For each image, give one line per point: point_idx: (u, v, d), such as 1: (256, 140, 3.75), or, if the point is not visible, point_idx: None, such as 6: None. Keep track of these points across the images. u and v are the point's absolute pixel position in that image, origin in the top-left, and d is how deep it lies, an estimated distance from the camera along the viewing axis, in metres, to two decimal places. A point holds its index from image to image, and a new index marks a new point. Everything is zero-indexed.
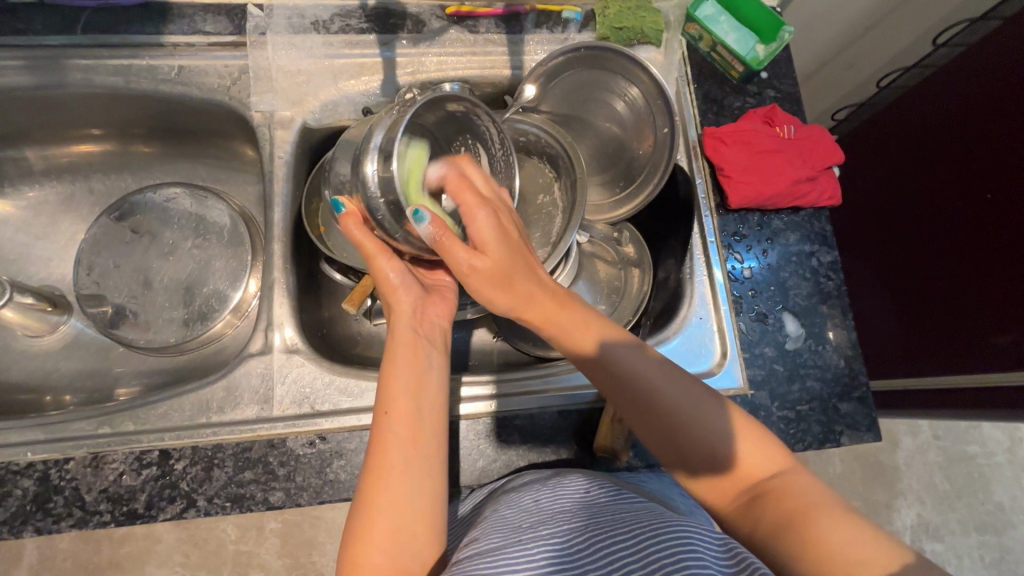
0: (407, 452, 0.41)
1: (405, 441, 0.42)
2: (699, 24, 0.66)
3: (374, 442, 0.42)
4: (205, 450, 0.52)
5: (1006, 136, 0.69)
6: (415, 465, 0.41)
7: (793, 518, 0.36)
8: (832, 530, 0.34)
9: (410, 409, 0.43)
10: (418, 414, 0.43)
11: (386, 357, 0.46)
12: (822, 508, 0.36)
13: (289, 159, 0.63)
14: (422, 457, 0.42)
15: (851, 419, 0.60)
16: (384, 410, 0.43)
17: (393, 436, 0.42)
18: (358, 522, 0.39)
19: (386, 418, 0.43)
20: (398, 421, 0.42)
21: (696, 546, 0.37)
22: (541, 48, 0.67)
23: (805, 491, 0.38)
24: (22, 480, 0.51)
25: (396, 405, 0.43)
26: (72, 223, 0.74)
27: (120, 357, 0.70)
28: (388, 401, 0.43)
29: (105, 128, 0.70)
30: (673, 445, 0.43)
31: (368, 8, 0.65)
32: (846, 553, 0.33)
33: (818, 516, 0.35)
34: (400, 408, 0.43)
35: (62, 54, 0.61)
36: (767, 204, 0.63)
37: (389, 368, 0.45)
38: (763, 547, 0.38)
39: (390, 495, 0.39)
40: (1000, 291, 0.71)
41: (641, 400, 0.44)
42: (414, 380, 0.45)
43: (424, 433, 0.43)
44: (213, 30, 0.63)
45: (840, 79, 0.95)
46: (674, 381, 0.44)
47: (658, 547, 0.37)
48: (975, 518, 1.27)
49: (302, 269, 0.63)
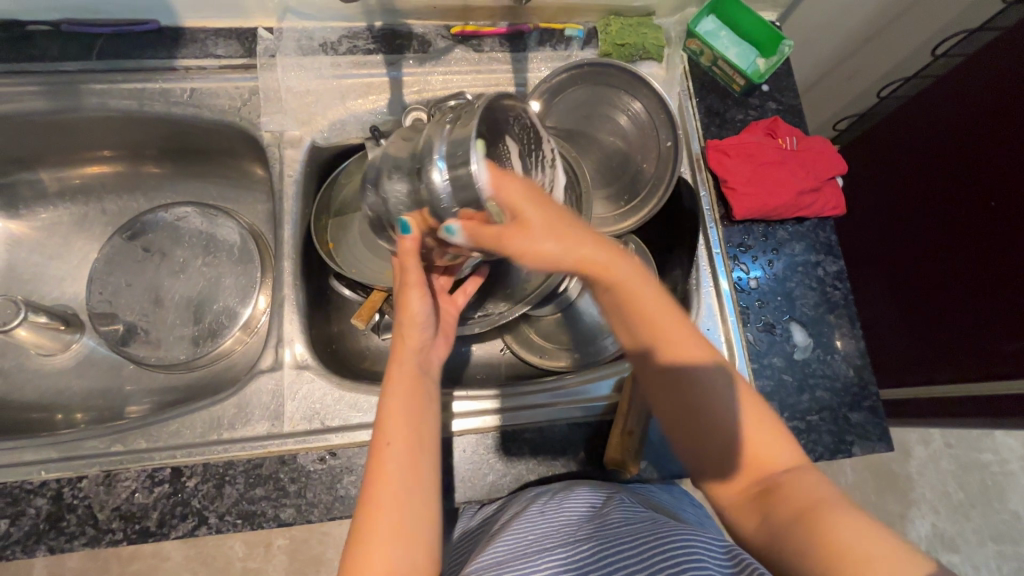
0: (407, 484, 0.41)
1: (407, 471, 0.42)
2: (699, 40, 0.67)
3: (370, 473, 0.41)
4: (215, 467, 0.52)
5: (1006, 145, 0.70)
6: (416, 493, 0.41)
7: (809, 510, 0.35)
8: (849, 522, 0.33)
9: (409, 440, 0.43)
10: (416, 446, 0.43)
11: (384, 388, 0.46)
12: (833, 505, 0.35)
13: (298, 177, 0.64)
14: (419, 492, 0.41)
15: (862, 429, 0.59)
16: (386, 441, 0.43)
17: (392, 466, 0.41)
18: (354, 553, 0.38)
19: (387, 449, 0.42)
20: (398, 452, 0.42)
21: (697, 550, 0.37)
22: (544, 66, 0.68)
23: (819, 487, 0.37)
24: (35, 499, 0.51)
25: (397, 436, 0.43)
26: (85, 243, 0.75)
27: (131, 375, 0.70)
28: (387, 434, 0.43)
29: (119, 150, 0.72)
30: (695, 442, 0.42)
31: (374, 29, 0.66)
32: (864, 545, 0.32)
33: (825, 514, 0.35)
34: (401, 440, 0.43)
35: (79, 80, 0.62)
36: (771, 215, 0.64)
37: (388, 403, 0.45)
38: (773, 544, 0.36)
39: (392, 522, 0.39)
40: (1008, 297, 0.71)
41: (691, 389, 0.43)
42: (416, 415, 0.45)
43: (424, 466, 0.43)
44: (224, 53, 0.65)
45: (840, 90, 0.96)
46: (731, 382, 0.43)
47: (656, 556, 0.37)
48: (992, 528, 1.24)
49: (312, 286, 0.64)
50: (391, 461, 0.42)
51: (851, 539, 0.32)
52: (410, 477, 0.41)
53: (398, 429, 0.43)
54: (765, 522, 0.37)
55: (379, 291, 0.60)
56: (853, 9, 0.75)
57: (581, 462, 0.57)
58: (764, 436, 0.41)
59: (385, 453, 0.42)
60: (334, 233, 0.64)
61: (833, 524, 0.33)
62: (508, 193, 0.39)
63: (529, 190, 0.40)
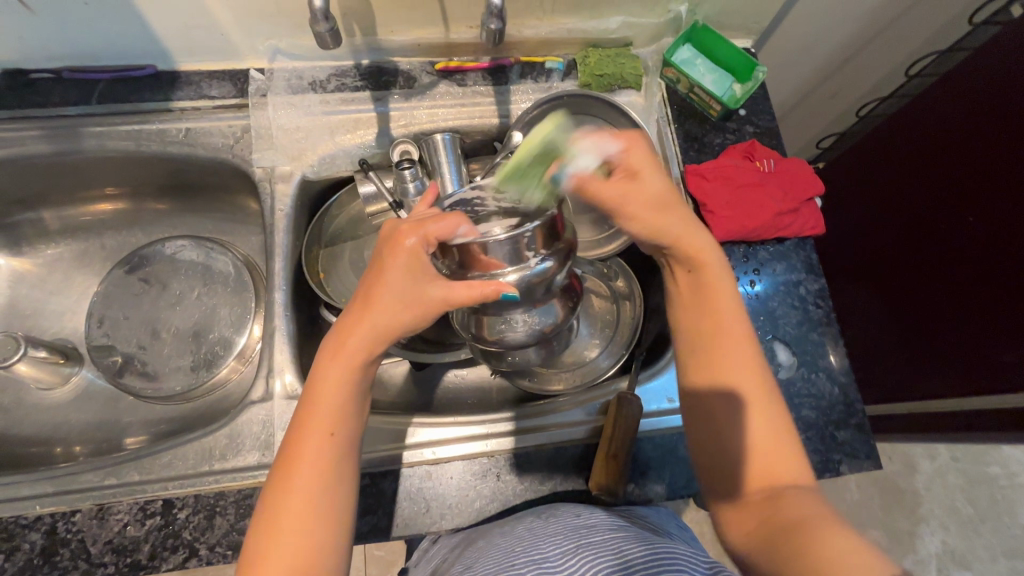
0: (320, 483, 0.40)
1: (330, 472, 0.41)
2: (675, 68, 0.69)
3: (292, 451, 0.41)
4: (207, 498, 0.53)
5: (983, 161, 0.71)
6: (338, 498, 0.41)
7: (802, 522, 0.36)
8: (842, 537, 0.33)
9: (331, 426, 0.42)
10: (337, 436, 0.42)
11: (325, 347, 0.44)
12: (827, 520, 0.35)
13: (289, 211, 0.66)
14: (336, 501, 0.40)
15: (850, 447, 0.60)
16: (326, 432, 0.41)
17: (309, 454, 0.40)
18: (262, 530, 0.38)
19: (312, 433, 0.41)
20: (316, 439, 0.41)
21: (680, 561, 0.40)
22: (526, 97, 0.70)
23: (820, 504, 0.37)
24: (30, 533, 0.52)
25: (320, 418, 0.42)
26: (85, 278, 0.77)
27: (128, 406, 0.72)
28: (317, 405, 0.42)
29: (118, 188, 0.74)
30: (705, 411, 0.46)
31: (362, 67, 0.69)
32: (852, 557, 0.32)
33: (823, 527, 0.35)
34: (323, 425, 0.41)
35: (78, 123, 0.65)
36: (751, 237, 0.65)
37: (322, 371, 0.43)
38: (770, 544, 0.37)
39: (301, 522, 0.38)
40: (995, 312, 0.71)
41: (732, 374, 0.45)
42: (345, 398, 0.43)
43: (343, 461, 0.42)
44: (218, 94, 0.68)
45: (822, 109, 0.98)
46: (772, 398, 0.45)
47: (644, 562, 0.39)
48: (1003, 544, 1.22)
49: (303, 316, 0.66)
50: (325, 458, 0.41)
51: (855, 550, 0.32)
52: (333, 477, 0.41)
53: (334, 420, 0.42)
54: (764, 521, 0.38)
55: None
56: (826, 34, 0.78)
57: (570, 486, 0.57)
58: (788, 449, 0.42)
59: (319, 451, 0.41)
60: (326, 264, 0.68)
61: (828, 537, 0.34)
62: (634, 152, 0.50)
63: (650, 159, 0.51)
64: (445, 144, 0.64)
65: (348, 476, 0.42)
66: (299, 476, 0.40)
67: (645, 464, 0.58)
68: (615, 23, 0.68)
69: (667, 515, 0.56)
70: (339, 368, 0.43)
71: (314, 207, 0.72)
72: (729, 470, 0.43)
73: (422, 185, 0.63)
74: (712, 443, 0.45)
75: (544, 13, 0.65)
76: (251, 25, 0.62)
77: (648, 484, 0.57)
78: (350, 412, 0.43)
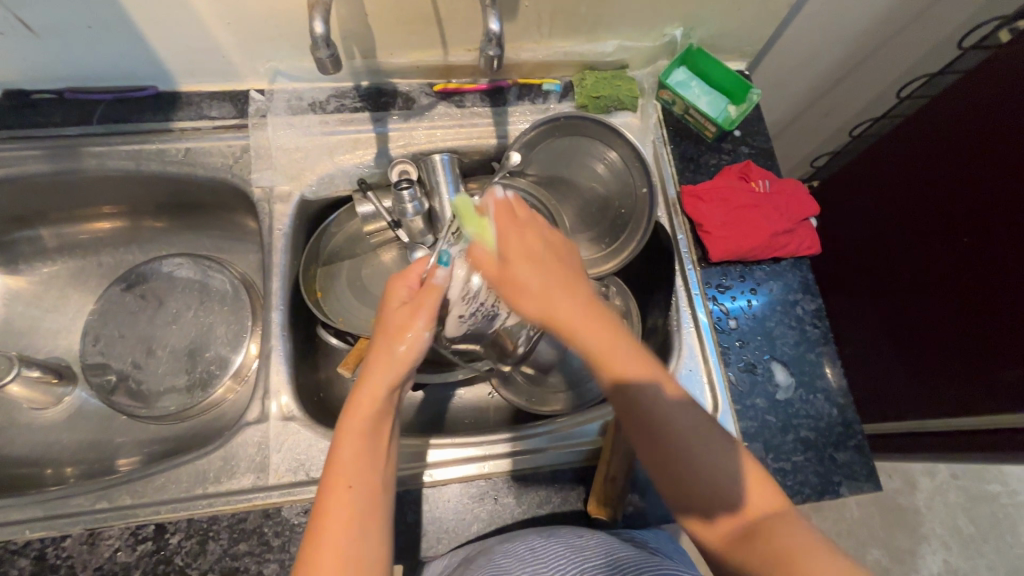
0: (347, 534, 0.41)
1: (351, 520, 0.41)
2: (670, 91, 0.70)
3: (318, 511, 0.42)
4: (200, 523, 0.53)
5: (976, 181, 0.72)
6: (364, 546, 0.41)
7: None
8: None
9: (364, 484, 0.43)
10: (372, 492, 0.43)
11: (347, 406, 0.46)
12: None
13: (287, 231, 0.66)
14: (362, 545, 0.41)
15: (849, 468, 0.59)
16: (345, 484, 0.42)
17: (336, 510, 0.41)
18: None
19: (345, 492, 0.42)
20: (348, 497, 0.42)
21: None
22: (524, 118, 0.71)
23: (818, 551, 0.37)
24: (18, 560, 0.51)
25: (352, 478, 0.43)
26: (81, 296, 0.77)
27: (121, 426, 0.71)
28: (339, 467, 0.43)
29: (117, 207, 0.74)
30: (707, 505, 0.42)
31: (362, 88, 0.70)
32: None
33: None
34: (353, 485, 0.42)
35: (80, 143, 0.66)
36: (747, 256, 0.65)
37: (342, 432, 0.45)
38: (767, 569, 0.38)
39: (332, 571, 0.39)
40: (997, 332, 0.71)
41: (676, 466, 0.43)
42: (372, 455, 0.44)
43: (379, 510, 0.43)
44: (218, 114, 0.68)
45: (816, 128, 1.00)
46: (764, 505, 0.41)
47: None
48: (1006, 562, 1.21)
49: (299, 336, 0.66)
50: (352, 508, 0.42)
51: None
52: (359, 527, 0.41)
53: (356, 473, 0.43)
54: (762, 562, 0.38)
55: (364, 339, 0.63)
56: (818, 56, 0.79)
57: (568, 508, 0.57)
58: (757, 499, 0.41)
59: (343, 500, 0.42)
60: (323, 283, 0.67)
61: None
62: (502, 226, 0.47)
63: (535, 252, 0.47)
64: (443, 163, 0.64)
65: (376, 527, 0.42)
66: (328, 532, 0.41)
67: (645, 484, 0.58)
68: (611, 47, 0.69)
69: (666, 536, 0.54)
70: (364, 428, 0.45)
71: (313, 225, 0.72)
72: (723, 492, 0.41)
73: (420, 206, 0.63)
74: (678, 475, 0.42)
75: (542, 36, 0.66)
76: (251, 48, 0.62)
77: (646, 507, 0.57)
78: (376, 458, 0.44)
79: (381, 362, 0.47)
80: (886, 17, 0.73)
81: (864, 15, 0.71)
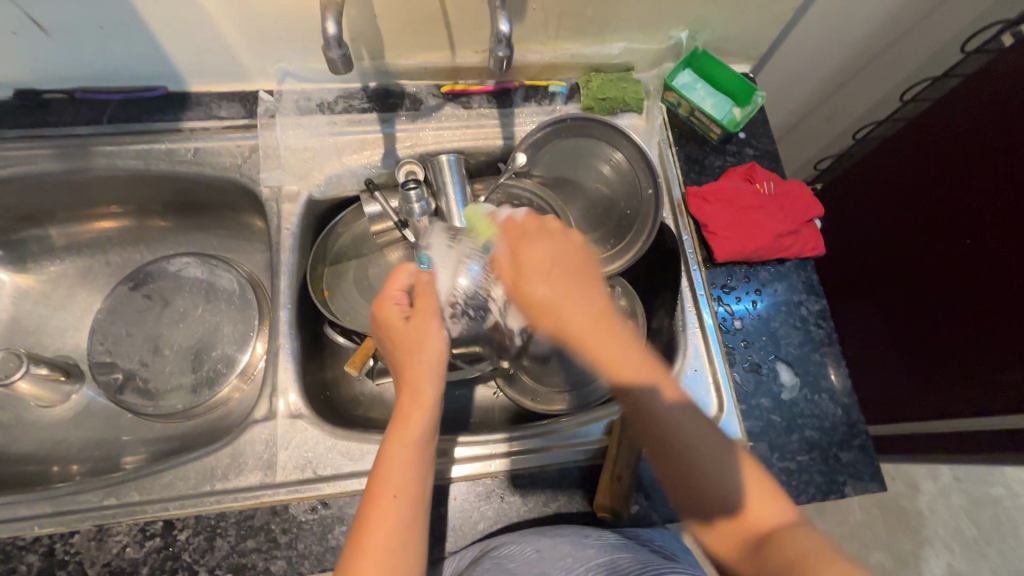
0: (396, 543, 0.42)
1: (395, 532, 0.42)
2: (676, 93, 0.70)
3: (366, 521, 0.43)
4: (208, 519, 0.53)
5: (977, 182, 0.73)
6: (408, 554, 0.42)
7: None
8: None
9: (411, 493, 0.44)
10: (418, 501, 0.44)
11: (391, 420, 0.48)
12: None
13: (295, 230, 0.67)
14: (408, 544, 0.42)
15: (853, 468, 0.60)
16: (391, 495, 0.44)
17: (384, 519, 0.43)
18: None
19: (392, 503, 0.43)
20: (398, 508, 0.43)
21: None
22: (530, 119, 0.71)
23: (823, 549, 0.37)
24: (27, 555, 0.51)
25: (400, 488, 0.44)
26: (89, 294, 0.77)
27: (128, 424, 0.71)
28: (387, 479, 0.44)
29: (125, 206, 0.75)
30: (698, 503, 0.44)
31: (369, 89, 0.70)
32: None
33: None
34: (403, 493, 0.44)
35: (90, 142, 0.66)
36: (752, 257, 0.66)
37: (387, 445, 0.46)
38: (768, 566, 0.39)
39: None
40: (1000, 333, 0.71)
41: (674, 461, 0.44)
42: (417, 464, 0.45)
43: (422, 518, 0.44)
44: (227, 114, 0.69)
45: (820, 130, 1.00)
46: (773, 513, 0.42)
47: None
48: (1008, 565, 1.21)
49: (307, 335, 0.66)
50: (395, 519, 0.43)
51: None
52: (405, 536, 0.42)
53: (401, 484, 0.44)
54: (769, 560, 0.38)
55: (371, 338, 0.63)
56: (823, 59, 0.79)
57: (574, 507, 0.57)
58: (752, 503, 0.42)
59: (389, 510, 0.43)
60: (330, 282, 0.68)
61: None
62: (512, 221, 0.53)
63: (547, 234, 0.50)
64: (450, 166, 0.65)
65: (417, 536, 0.43)
66: (376, 542, 0.42)
67: (650, 486, 0.57)
68: (618, 49, 0.69)
69: (672, 536, 0.54)
70: (410, 440, 0.46)
71: (321, 225, 0.73)
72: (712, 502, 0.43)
73: (428, 206, 0.62)
74: (681, 470, 0.44)
75: (549, 38, 0.66)
76: (261, 49, 0.63)
77: (653, 506, 0.57)
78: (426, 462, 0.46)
79: (421, 372, 0.48)
80: (889, 20, 0.74)
81: (869, 18, 0.72)
